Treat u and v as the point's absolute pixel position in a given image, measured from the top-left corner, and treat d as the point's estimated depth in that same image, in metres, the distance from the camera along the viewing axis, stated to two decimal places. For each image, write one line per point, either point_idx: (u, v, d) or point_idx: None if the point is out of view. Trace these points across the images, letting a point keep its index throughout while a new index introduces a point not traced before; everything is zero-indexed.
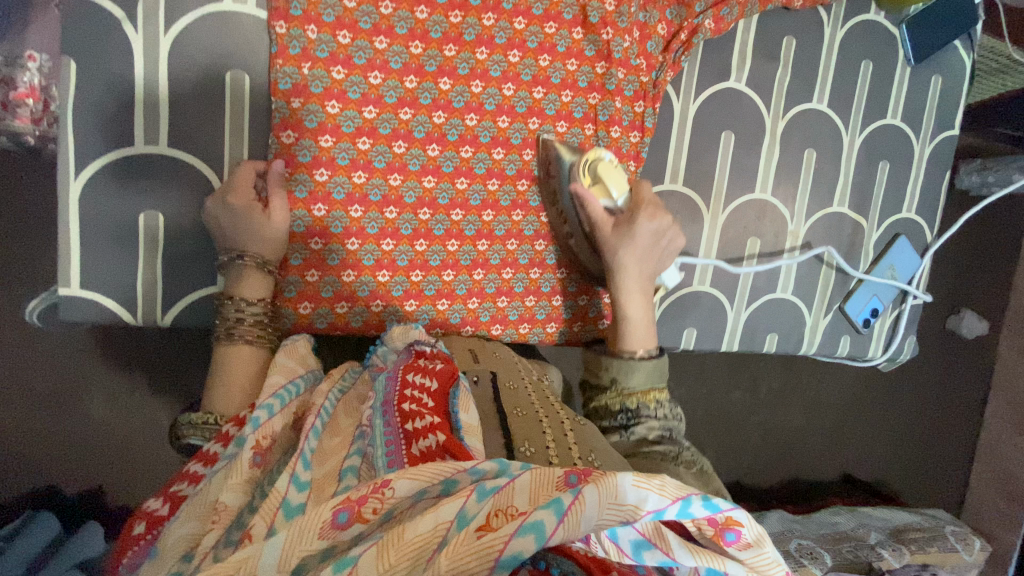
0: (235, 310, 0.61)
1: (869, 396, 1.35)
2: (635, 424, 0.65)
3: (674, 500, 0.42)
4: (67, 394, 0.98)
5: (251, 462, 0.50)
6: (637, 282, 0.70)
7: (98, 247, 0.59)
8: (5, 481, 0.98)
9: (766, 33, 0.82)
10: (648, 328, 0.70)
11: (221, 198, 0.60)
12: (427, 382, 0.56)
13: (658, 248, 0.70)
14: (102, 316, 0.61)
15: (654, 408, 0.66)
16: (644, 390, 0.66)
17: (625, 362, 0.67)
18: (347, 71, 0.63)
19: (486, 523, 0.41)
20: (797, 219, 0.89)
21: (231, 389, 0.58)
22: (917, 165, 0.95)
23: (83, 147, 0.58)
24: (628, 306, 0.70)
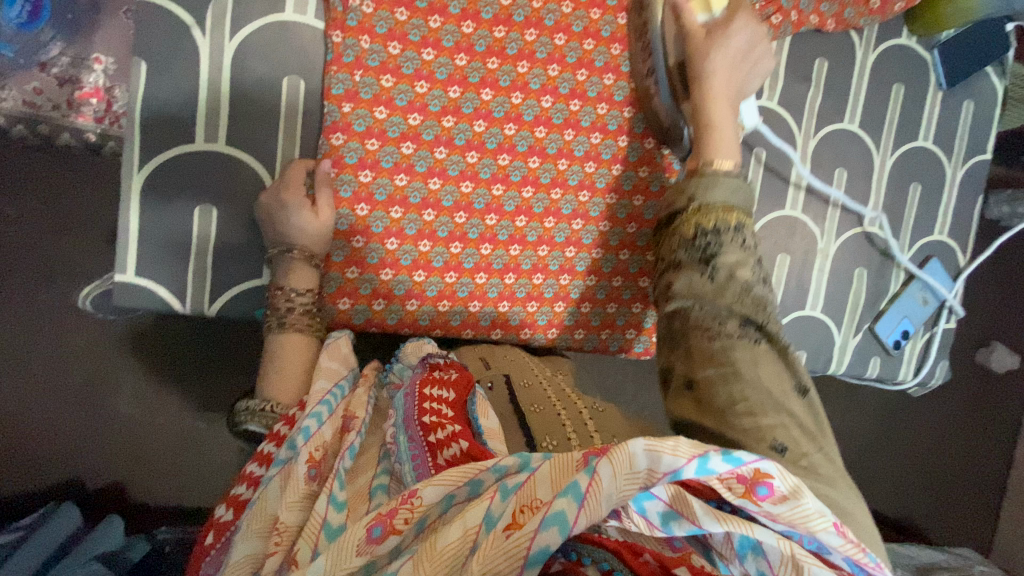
0: (285, 301, 0.63)
1: (896, 426, 1.33)
2: (716, 255, 0.56)
3: (689, 458, 0.41)
4: (102, 386, 1.01)
5: (307, 476, 0.50)
6: (725, 89, 0.64)
7: (154, 238, 0.62)
8: (32, 471, 1.01)
9: (798, 55, 0.84)
10: (731, 144, 0.63)
11: (275, 192, 0.63)
12: (444, 393, 0.58)
13: (748, 63, 0.66)
14: (152, 303, 0.64)
15: (734, 231, 0.57)
16: (727, 209, 0.58)
17: (706, 178, 0.60)
18: (396, 79, 0.66)
19: (512, 522, 0.41)
20: (827, 237, 0.89)
21: (285, 377, 0.61)
22: (950, 188, 0.94)
23: (147, 143, 0.61)
24: (710, 110, 0.64)
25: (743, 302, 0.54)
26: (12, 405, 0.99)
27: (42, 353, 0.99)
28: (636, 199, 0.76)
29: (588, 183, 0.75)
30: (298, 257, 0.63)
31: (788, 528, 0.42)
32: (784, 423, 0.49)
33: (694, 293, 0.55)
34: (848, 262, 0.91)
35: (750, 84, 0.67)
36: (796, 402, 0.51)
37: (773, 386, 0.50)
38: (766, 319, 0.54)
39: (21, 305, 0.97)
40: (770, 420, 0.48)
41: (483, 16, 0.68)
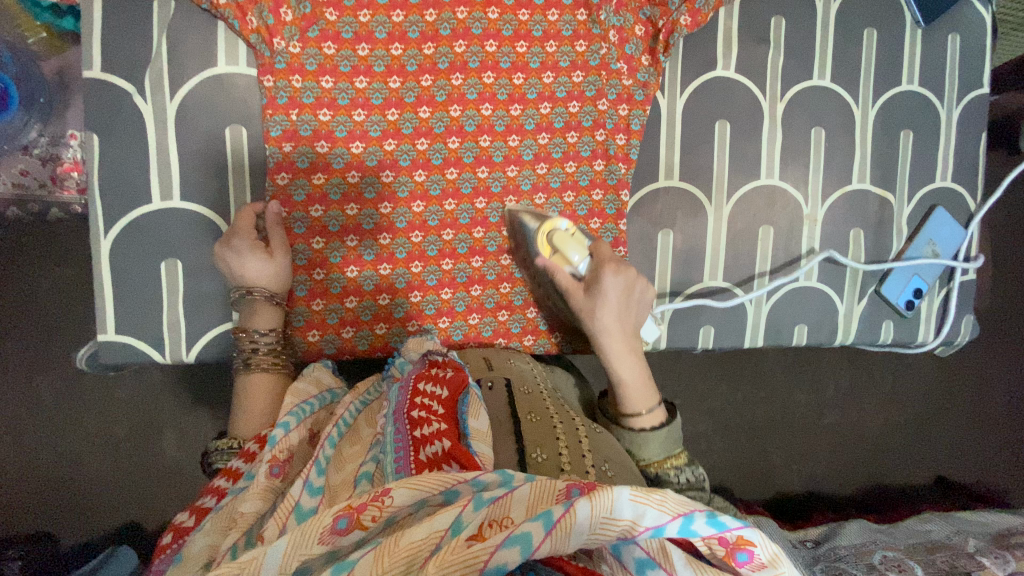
0: (249, 341, 0.65)
1: (947, 389, 1.22)
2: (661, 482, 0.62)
3: (674, 516, 0.40)
4: (130, 435, 1.08)
5: (268, 473, 0.52)
6: (623, 342, 0.65)
7: (128, 297, 0.66)
8: (92, 518, 1.08)
9: (750, 18, 0.80)
10: (646, 386, 0.65)
11: (227, 240, 0.64)
12: (438, 391, 0.56)
13: (632, 300, 0.66)
14: (136, 358, 0.67)
15: (677, 470, 0.63)
16: (660, 461, 0.63)
17: (633, 435, 0.64)
18: (333, 112, 0.67)
19: (479, 533, 0.40)
20: (812, 202, 0.84)
21: (251, 415, 0.62)
22: (947, 132, 0.88)
23: (110, 208, 0.65)
24: (618, 367, 0.65)
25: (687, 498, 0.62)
26: (52, 463, 1.06)
27: (72, 411, 1.06)
28: (594, 194, 0.76)
29: (541, 186, 0.74)
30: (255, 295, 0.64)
31: None
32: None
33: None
34: (841, 225, 0.86)
35: (644, 315, 0.68)
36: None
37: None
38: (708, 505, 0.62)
39: (48, 369, 1.05)
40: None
41: (410, 36, 0.69)
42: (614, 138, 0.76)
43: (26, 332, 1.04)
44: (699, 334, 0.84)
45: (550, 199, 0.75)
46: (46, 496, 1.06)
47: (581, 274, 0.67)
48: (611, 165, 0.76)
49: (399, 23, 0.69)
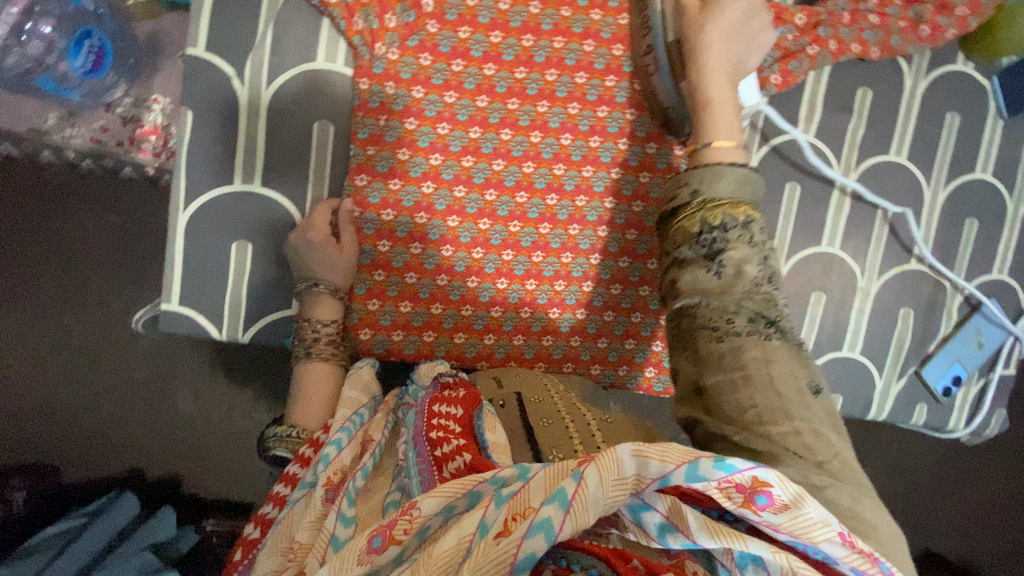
0: (311, 330, 0.67)
1: (972, 479, 1.17)
2: (723, 251, 0.54)
3: (678, 463, 0.40)
4: (158, 392, 1.10)
5: (325, 499, 0.52)
6: (722, 69, 0.61)
7: (196, 271, 0.68)
8: (102, 461, 1.10)
9: (837, 85, 0.80)
10: (729, 125, 0.60)
11: (303, 233, 0.67)
12: (453, 411, 0.57)
13: (747, 31, 0.63)
14: (193, 329, 0.69)
15: (743, 225, 0.54)
16: (732, 202, 0.55)
17: (708, 169, 0.57)
18: (419, 122, 0.69)
19: (504, 528, 0.40)
20: (868, 275, 0.84)
21: (311, 404, 0.64)
22: (1011, 225, 0.87)
23: (193, 184, 0.67)
24: (708, 90, 0.60)
25: (752, 296, 0.53)
26: (80, 406, 1.09)
27: (106, 358, 1.09)
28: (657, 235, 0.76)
29: (606, 220, 0.74)
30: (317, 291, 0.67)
31: (791, 539, 0.40)
32: (798, 430, 0.47)
33: (703, 290, 0.54)
34: (891, 302, 0.86)
35: (751, 57, 0.64)
36: (811, 401, 0.49)
37: (787, 384, 0.49)
38: (777, 313, 0.53)
39: (91, 316, 1.08)
40: (781, 429, 0.47)
41: (504, 57, 0.70)
42: None
43: (74, 276, 1.07)
44: None
45: (633, 146, 0.74)
46: (67, 436, 1.09)
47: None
48: None
49: (495, 44, 0.70)
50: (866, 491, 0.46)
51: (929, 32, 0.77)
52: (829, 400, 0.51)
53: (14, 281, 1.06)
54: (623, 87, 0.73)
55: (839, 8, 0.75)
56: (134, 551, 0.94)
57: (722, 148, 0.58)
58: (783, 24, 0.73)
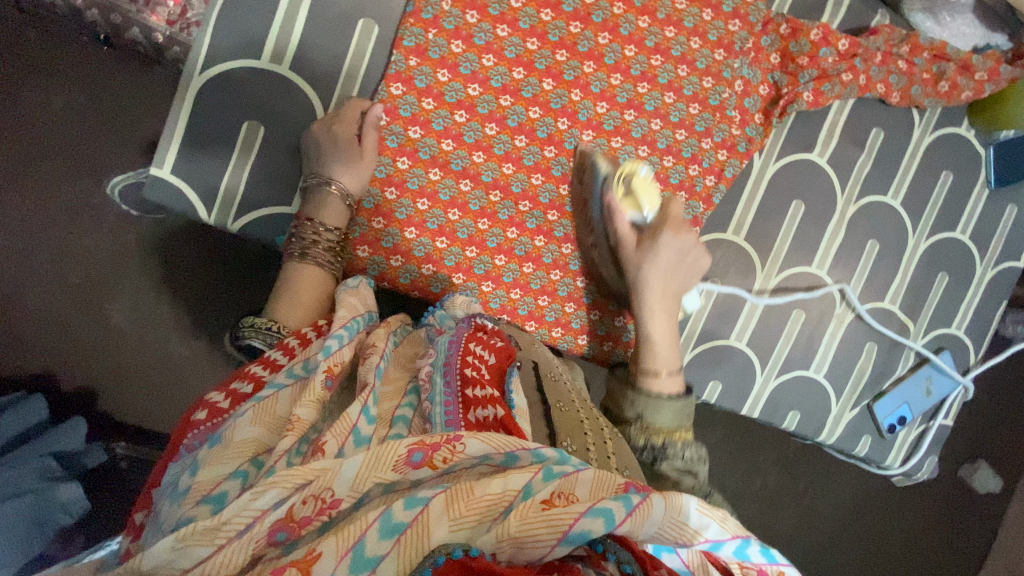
0: (312, 232, 0.63)
1: (882, 531, 1.23)
2: (662, 458, 0.62)
3: (732, 536, 0.45)
4: (93, 288, 1.02)
5: (324, 385, 0.50)
6: (662, 302, 0.69)
7: (197, 142, 0.63)
8: (15, 355, 1.00)
9: (856, 119, 0.84)
10: (670, 351, 0.68)
11: (329, 125, 0.64)
12: (486, 356, 0.58)
13: (681, 265, 0.70)
14: (177, 203, 0.64)
15: (679, 447, 0.63)
16: (670, 429, 0.63)
17: (652, 399, 0.64)
18: (465, 47, 0.67)
19: (550, 499, 0.42)
20: (846, 303, 0.89)
21: (296, 304, 0.61)
22: (975, 287, 0.94)
23: (214, 48, 0.62)
24: (653, 317, 0.68)
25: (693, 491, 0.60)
26: (12, 281, 1.00)
27: (51, 237, 1.00)
28: None
29: None
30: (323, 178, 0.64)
31: None
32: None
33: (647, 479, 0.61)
34: (860, 335, 0.90)
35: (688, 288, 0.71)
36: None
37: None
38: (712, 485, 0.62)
39: (48, 187, 1.00)
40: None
41: (564, 8, 0.70)
42: (705, 177, 0.78)
43: (42, 140, 0.99)
44: (706, 387, 0.86)
45: (665, 128, 0.75)
46: None
47: (636, 236, 0.70)
48: (693, 201, 0.78)
49: None
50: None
51: (947, 89, 0.83)
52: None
53: None
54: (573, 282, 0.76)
55: (875, 46, 0.79)
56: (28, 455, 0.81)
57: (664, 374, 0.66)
58: (827, 46, 0.76)
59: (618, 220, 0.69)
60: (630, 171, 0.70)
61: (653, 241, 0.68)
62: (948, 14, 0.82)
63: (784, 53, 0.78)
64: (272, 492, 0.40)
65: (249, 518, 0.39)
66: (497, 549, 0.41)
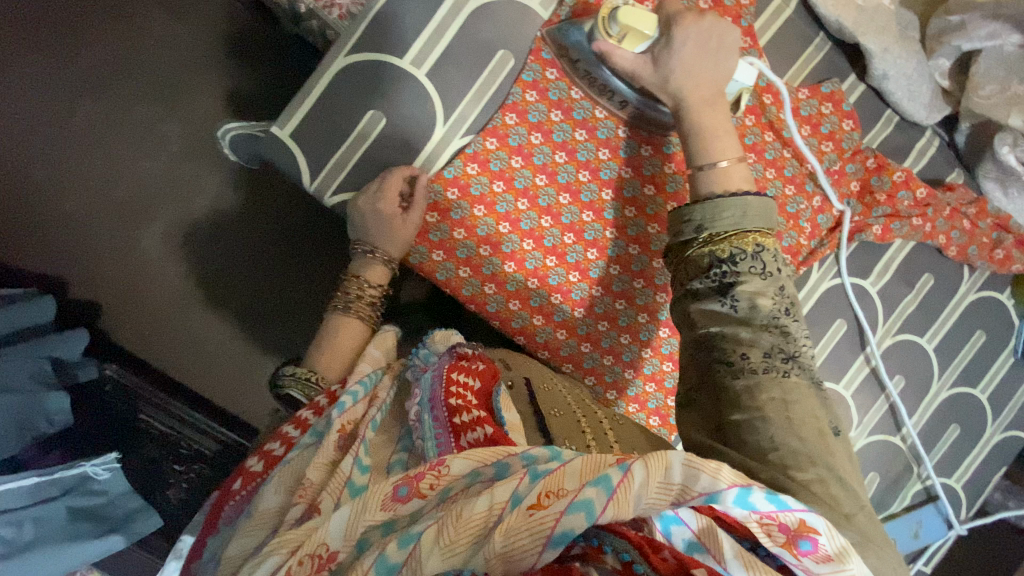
0: (357, 288, 0.68)
1: None
2: (735, 284, 0.55)
3: (729, 485, 0.41)
4: (132, 212, 1.04)
5: (336, 444, 0.53)
6: (700, 91, 0.61)
7: (321, 115, 0.67)
8: (42, 255, 1.01)
9: (911, 261, 0.88)
10: (726, 138, 0.61)
11: (372, 201, 0.67)
12: (471, 381, 0.56)
13: (713, 46, 0.60)
14: (286, 165, 0.67)
15: (752, 254, 0.56)
16: (739, 232, 0.56)
17: (710, 203, 0.57)
18: (583, 96, 0.71)
19: (537, 502, 0.41)
20: (861, 429, 0.91)
21: (335, 354, 0.66)
22: (981, 445, 0.97)
23: (364, 38, 0.67)
24: (696, 114, 0.61)
25: (771, 331, 0.54)
26: (73, 179, 1.02)
27: (119, 155, 1.03)
28: None
29: None
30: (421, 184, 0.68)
31: None
32: (822, 478, 0.48)
33: (719, 320, 0.55)
34: (867, 463, 0.92)
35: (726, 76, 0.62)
36: (832, 444, 0.51)
37: (808, 427, 0.50)
38: (796, 349, 0.54)
39: (135, 104, 1.03)
40: (805, 475, 0.48)
41: None
42: None
43: (145, 65, 1.03)
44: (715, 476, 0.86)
45: None
46: (31, 204, 1.01)
47: (649, 56, 0.61)
48: None
49: None
50: (885, 547, 0.47)
51: (1000, 257, 0.88)
52: (847, 442, 0.53)
53: (83, 40, 1.01)
54: (594, 149, 0.73)
55: (948, 200, 0.84)
56: (26, 357, 0.80)
57: (727, 172, 0.59)
58: (906, 189, 0.81)
59: (623, 63, 0.61)
60: (607, 10, 0.60)
61: (667, 50, 0.60)
62: (1018, 190, 0.83)
63: (865, 183, 0.82)
64: (270, 560, 0.43)
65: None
66: (489, 567, 0.40)
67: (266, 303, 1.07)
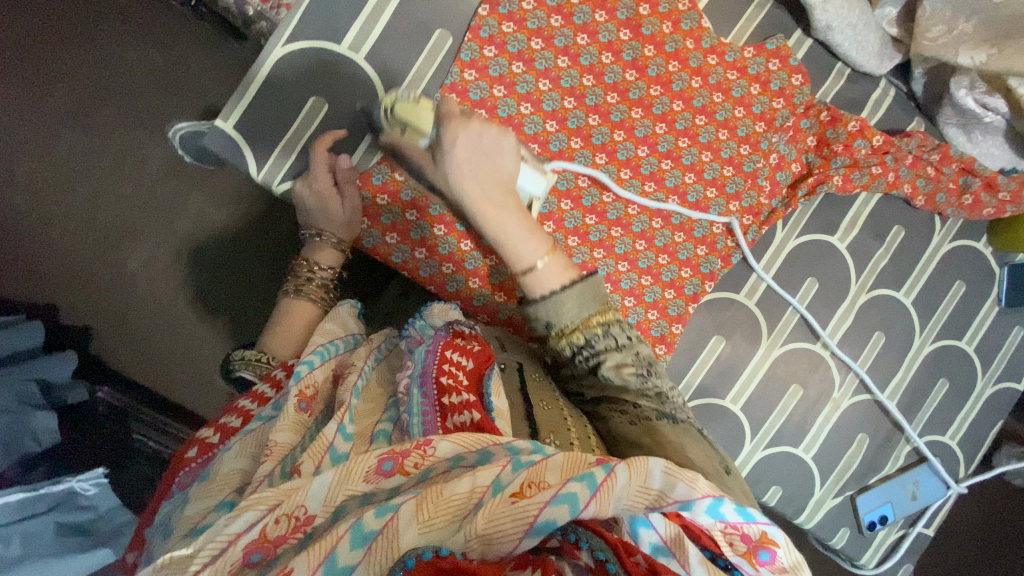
0: (307, 271, 0.70)
1: None
2: (600, 363, 0.58)
3: (704, 495, 0.41)
4: (114, 230, 1.05)
5: (297, 407, 0.53)
6: (486, 199, 0.62)
7: (264, 107, 0.67)
8: (23, 279, 1.03)
9: (879, 215, 0.87)
10: (528, 236, 0.61)
11: (310, 183, 0.69)
12: (463, 361, 0.54)
13: (484, 151, 0.62)
14: (234, 158, 0.68)
15: (603, 333, 0.59)
16: (583, 320, 0.59)
17: (551, 300, 0.59)
18: (525, 69, 0.72)
19: (519, 491, 0.39)
20: (844, 389, 0.89)
21: (288, 334, 0.66)
22: (974, 399, 0.94)
23: (300, 27, 0.67)
24: (487, 220, 0.62)
25: (646, 395, 0.57)
26: (53, 203, 1.03)
27: (90, 174, 1.04)
28: (683, 270, 0.80)
29: (646, 236, 0.78)
30: (347, 165, 0.69)
31: None
32: None
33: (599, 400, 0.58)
34: (853, 424, 0.90)
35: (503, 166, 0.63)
36: (729, 480, 0.54)
37: (705, 465, 0.52)
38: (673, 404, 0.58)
39: (112, 127, 1.04)
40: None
41: (623, 55, 0.75)
42: (727, 237, 0.82)
43: (105, 84, 1.03)
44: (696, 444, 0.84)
45: (696, 184, 0.79)
46: (9, 229, 1.02)
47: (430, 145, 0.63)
48: (712, 256, 0.81)
49: (621, 39, 0.75)
50: None
51: (970, 203, 0.86)
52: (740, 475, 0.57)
53: (45, 64, 1.02)
54: None
55: (908, 148, 0.83)
56: (14, 378, 0.79)
57: (548, 265, 0.61)
58: (862, 138, 0.80)
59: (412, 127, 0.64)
60: (389, 108, 0.66)
61: (441, 147, 0.61)
62: (981, 133, 0.83)
63: (820, 137, 0.82)
64: (247, 513, 0.40)
65: (221, 544, 0.39)
66: (468, 548, 0.38)
67: (246, 308, 1.08)
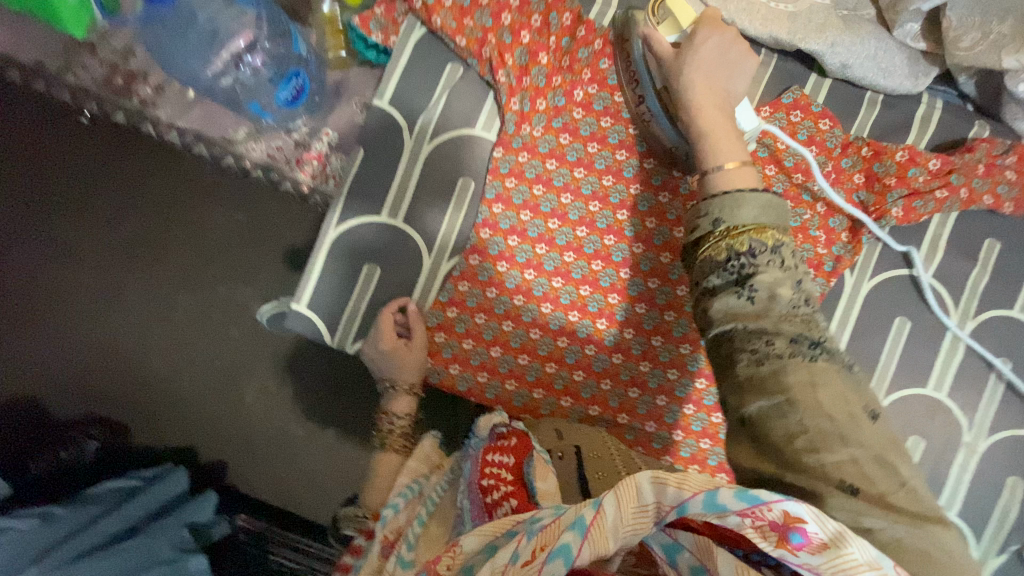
0: (388, 422, 0.76)
1: None
2: (753, 275, 0.48)
3: (695, 491, 0.35)
4: None
5: (380, 553, 0.56)
6: (710, 95, 0.60)
7: (327, 281, 0.77)
8: None
9: (963, 233, 0.79)
10: (727, 142, 0.58)
11: (375, 344, 0.75)
12: (505, 459, 0.56)
13: (728, 62, 0.61)
14: (311, 331, 0.77)
15: (772, 249, 0.49)
16: (757, 225, 0.50)
17: (730, 197, 0.52)
18: (546, 189, 0.76)
19: (530, 557, 0.35)
20: (976, 430, 0.78)
21: (381, 487, 0.71)
22: None
23: (345, 208, 0.77)
24: (699, 120, 0.59)
25: (793, 319, 0.47)
26: None
27: None
28: None
29: None
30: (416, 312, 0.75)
31: None
32: (854, 458, 0.40)
33: (735, 316, 0.47)
34: (999, 468, 0.78)
35: (739, 83, 0.62)
36: (868, 428, 0.42)
37: (836, 412, 0.42)
38: (823, 336, 0.47)
39: None
40: (834, 456, 0.40)
41: (637, 147, 0.77)
42: None
43: None
44: None
45: None
46: None
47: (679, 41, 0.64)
48: None
49: (631, 135, 0.77)
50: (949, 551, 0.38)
51: None
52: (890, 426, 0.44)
53: None
54: (525, 332, 0.75)
55: (974, 160, 0.76)
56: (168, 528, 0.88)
57: (732, 169, 0.56)
58: (916, 166, 0.76)
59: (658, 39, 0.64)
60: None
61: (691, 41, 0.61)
62: None
63: (869, 172, 0.77)
64: None
65: None
66: None
67: None
